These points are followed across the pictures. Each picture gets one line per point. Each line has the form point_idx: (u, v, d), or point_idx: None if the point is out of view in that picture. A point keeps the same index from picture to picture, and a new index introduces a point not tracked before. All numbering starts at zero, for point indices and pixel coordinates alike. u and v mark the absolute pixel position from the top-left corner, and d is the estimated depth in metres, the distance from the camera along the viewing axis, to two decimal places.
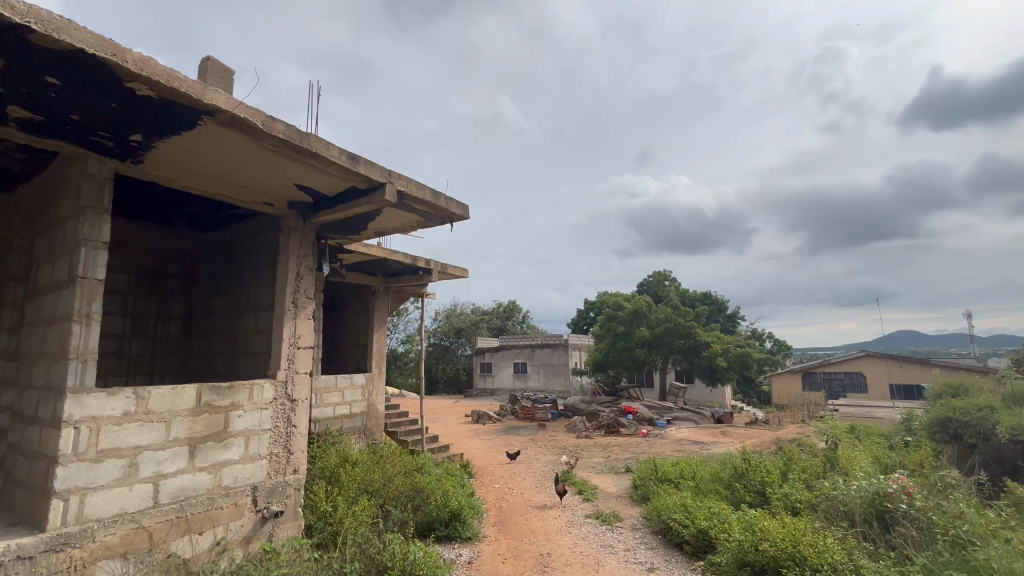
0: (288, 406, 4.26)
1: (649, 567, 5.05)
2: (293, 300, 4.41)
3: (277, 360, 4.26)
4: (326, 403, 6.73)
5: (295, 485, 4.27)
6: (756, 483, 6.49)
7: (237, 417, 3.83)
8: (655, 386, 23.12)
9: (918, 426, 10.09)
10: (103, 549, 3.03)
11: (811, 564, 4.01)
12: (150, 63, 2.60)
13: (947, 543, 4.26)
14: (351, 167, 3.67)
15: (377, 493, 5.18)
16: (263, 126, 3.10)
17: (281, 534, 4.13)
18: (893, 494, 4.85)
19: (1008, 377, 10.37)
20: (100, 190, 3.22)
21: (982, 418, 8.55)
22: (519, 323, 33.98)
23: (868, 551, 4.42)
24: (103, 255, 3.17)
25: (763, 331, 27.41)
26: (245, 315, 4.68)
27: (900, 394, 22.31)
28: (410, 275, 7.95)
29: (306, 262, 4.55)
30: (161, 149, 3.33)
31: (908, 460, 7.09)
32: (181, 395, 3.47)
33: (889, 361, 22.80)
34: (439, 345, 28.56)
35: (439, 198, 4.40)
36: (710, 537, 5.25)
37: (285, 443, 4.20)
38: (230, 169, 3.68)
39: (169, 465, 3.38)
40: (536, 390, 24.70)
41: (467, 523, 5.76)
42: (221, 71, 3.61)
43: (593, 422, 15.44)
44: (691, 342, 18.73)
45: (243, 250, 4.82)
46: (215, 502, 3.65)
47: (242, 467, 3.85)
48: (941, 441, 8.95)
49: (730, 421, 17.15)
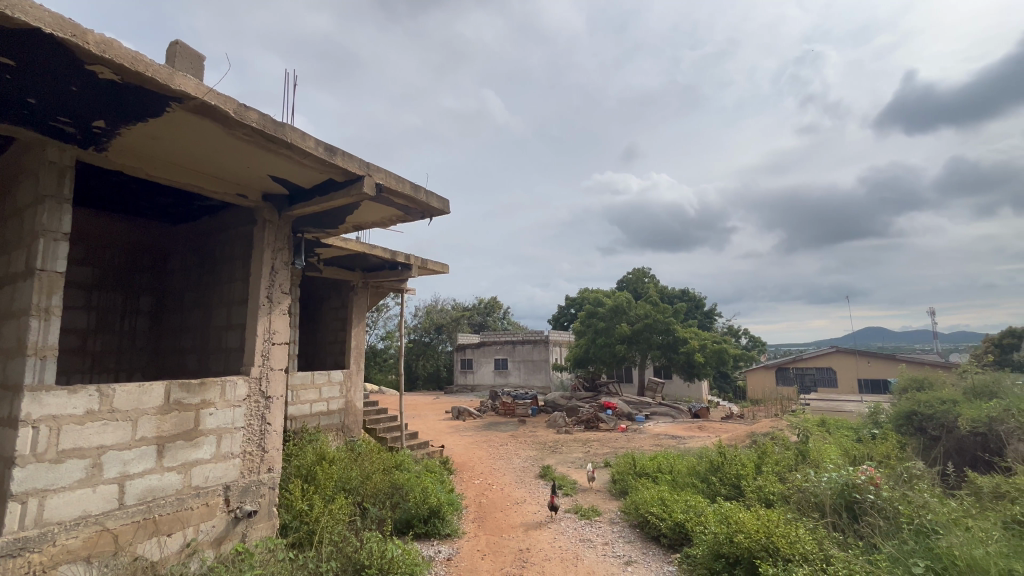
0: (262, 403, 4.16)
1: (627, 560, 5.12)
2: (268, 294, 4.29)
3: (251, 356, 4.14)
4: (302, 400, 6.60)
5: (270, 483, 4.18)
6: (732, 476, 6.62)
7: (209, 415, 3.72)
8: (634, 381, 23.48)
9: (884, 419, 10.44)
10: (65, 553, 2.91)
11: (783, 555, 4.10)
12: (114, 45, 2.48)
13: (913, 532, 4.36)
14: (328, 158, 3.60)
15: (355, 490, 5.11)
16: (235, 115, 2.99)
17: (254, 535, 4.03)
18: (862, 485, 4.99)
19: (970, 372, 10.79)
20: (60, 178, 3.06)
21: (944, 411, 8.90)
22: (500, 320, 34.24)
23: (838, 541, 4.55)
24: (64, 247, 3.02)
25: (739, 328, 28.17)
26: (218, 310, 4.54)
27: (869, 387, 23.03)
28: (389, 271, 7.87)
29: (281, 255, 4.43)
30: (127, 136, 3.20)
31: (875, 452, 7.30)
32: (148, 392, 3.34)
33: (859, 356, 23.55)
34: (420, 342, 28.41)
35: (418, 192, 4.33)
36: (686, 530, 5.33)
37: (259, 441, 4.11)
38: (200, 158, 3.55)
39: (136, 465, 3.26)
40: (517, 385, 24.78)
41: (446, 519, 5.72)
42: (190, 56, 3.47)
43: (574, 418, 15.56)
44: (670, 338, 18.95)
45: (215, 243, 4.68)
46: (185, 502, 3.54)
47: (214, 467, 3.74)
48: (906, 433, 9.31)
49: (707, 415, 17.50)
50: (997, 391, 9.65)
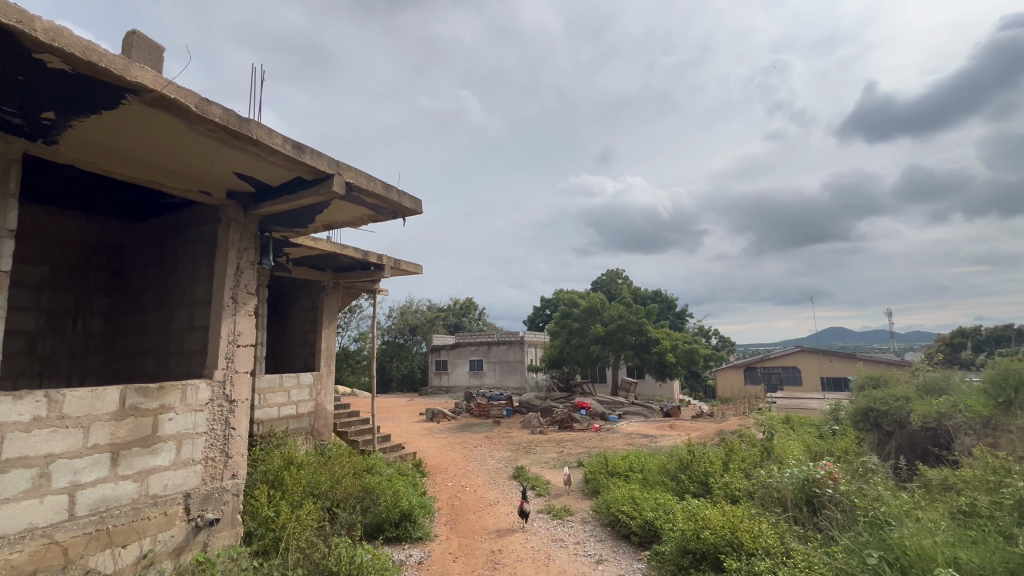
0: (226, 407, 4.03)
1: (598, 559, 5.17)
2: (233, 295, 4.16)
3: (214, 359, 4.01)
4: (270, 403, 6.43)
5: (233, 490, 4.05)
6: (700, 473, 6.77)
7: (168, 420, 3.58)
8: (608, 381, 23.78)
9: (844, 415, 10.89)
10: (8, 568, 2.75)
11: (747, 549, 4.21)
12: (64, 34, 2.36)
13: (867, 524, 4.52)
14: (297, 156, 3.52)
15: (324, 496, 5.00)
16: (197, 109, 2.89)
17: (216, 544, 3.90)
18: (821, 480, 5.19)
19: (922, 369, 11.36)
20: (5, 172, 2.91)
21: (898, 408, 9.35)
22: (475, 320, 34.17)
23: (798, 534, 4.71)
24: (8, 244, 2.86)
25: (709, 329, 28.92)
26: (179, 311, 4.37)
27: (831, 385, 23.93)
28: (361, 271, 7.75)
29: (247, 255, 4.30)
30: (79, 130, 3.05)
31: (834, 447, 7.60)
32: (102, 397, 3.19)
33: (822, 356, 24.46)
34: (393, 343, 28.06)
35: (390, 191, 4.28)
36: (654, 528, 5.42)
37: (222, 447, 3.98)
38: (159, 153, 3.41)
39: (88, 473, 3.10)
40: (492, 386, 24.74)
41: (418, 523, 5.67)
42: (149, 46, 3.34)
43: (549, 418, 15.62)
44: (642, 339, 19.26)
45: (177, 241, 4.50)
46: (142, 512, 3.39)
47: (174, 474, 3.60)
48: (863, 429, 9.73)
49: (678, 414, 17.85)
50: (946, 388, 10.17)
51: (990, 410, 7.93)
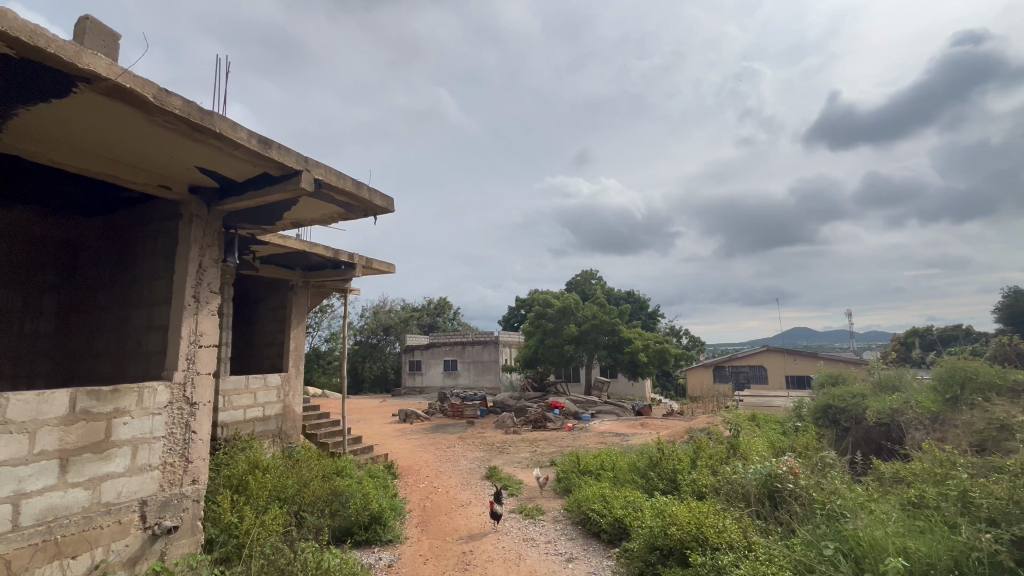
0: (186, 411, 3.89)
1: (569, 557, 5.21)
2: (194, 294, 4.01)
3: (173, 360, 3.86)
4: (235, 405, 6.22)
5: (193, 496, 3.91)
6: (669, 471, 6.91)
7: (122, 425, 3.42)
8: (581, 380, 24.00)
9: (806, 412, 11.29)
10: None
11: (711, 544, 4.32)
12: (8, 16, 2.23)
13: (825, 516, 4.71)
14: (262, 151, 3.43)
15: (291, 500, 4.88)
16: (154, 100, 2.78)
17: (175, 552, 3.76)
18: (783, 475, 5.36)
19: (877, 367, 11.90)
20: None
21: (855, 404, 9.75)
22: (450, 320, 33.99)
23: (761, 527, 4.86)
24: None
25: (679, 329, 29.58)
26: (136, 311, 4.19)
27: (794, 383, 24.79)
28: (331, 270, 7.60)
29: (210, 253, 4.16)
30: (26, 118, 2.88)
31: (796, 443, 7.87)
32: (50, 401, 3.02)
33: (786, 355, 25.30)
34: (366, 343, 27.64)
35: (361, 189, 4.21)
36: (624, 525, 5.50)
37: (182, 452, 3.84)
38: (114, 145, 3.26)
39: (34, 482, 2.94)
40: (467, 387, 24.64)
41: (388, 525, 5.58)
42: (103, 33, 3.19)
43: (522, 418, 15.65)
44: (615, 339, 19.53)
45: (134, 238, 4.31)
46: (93, 521, 3.24)
47: (128, 481, 3.44)
48: (823, 425, 10.11)
49: (650, 412, 18.17)
50: (899, 385, 10.67)
51: (939, 406, 8.37)
